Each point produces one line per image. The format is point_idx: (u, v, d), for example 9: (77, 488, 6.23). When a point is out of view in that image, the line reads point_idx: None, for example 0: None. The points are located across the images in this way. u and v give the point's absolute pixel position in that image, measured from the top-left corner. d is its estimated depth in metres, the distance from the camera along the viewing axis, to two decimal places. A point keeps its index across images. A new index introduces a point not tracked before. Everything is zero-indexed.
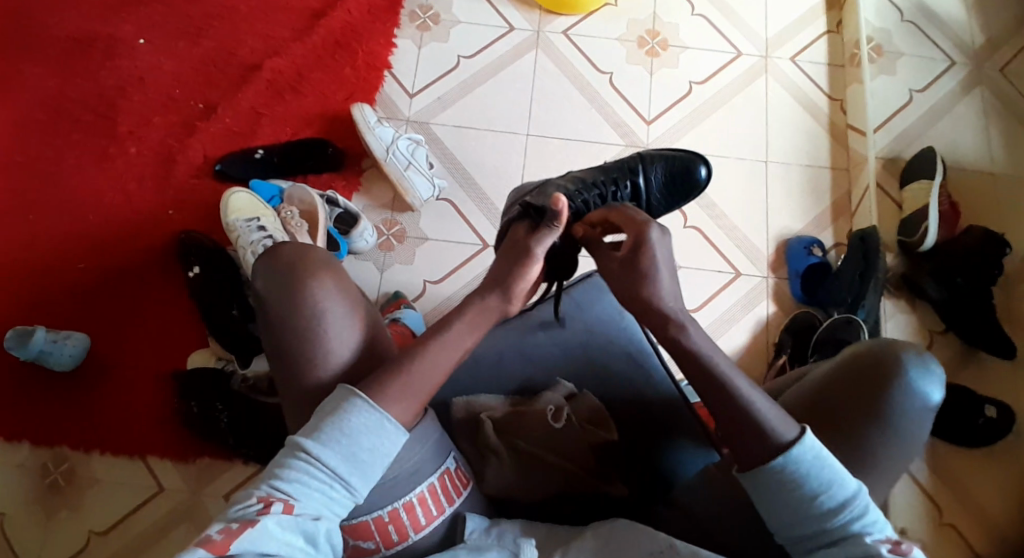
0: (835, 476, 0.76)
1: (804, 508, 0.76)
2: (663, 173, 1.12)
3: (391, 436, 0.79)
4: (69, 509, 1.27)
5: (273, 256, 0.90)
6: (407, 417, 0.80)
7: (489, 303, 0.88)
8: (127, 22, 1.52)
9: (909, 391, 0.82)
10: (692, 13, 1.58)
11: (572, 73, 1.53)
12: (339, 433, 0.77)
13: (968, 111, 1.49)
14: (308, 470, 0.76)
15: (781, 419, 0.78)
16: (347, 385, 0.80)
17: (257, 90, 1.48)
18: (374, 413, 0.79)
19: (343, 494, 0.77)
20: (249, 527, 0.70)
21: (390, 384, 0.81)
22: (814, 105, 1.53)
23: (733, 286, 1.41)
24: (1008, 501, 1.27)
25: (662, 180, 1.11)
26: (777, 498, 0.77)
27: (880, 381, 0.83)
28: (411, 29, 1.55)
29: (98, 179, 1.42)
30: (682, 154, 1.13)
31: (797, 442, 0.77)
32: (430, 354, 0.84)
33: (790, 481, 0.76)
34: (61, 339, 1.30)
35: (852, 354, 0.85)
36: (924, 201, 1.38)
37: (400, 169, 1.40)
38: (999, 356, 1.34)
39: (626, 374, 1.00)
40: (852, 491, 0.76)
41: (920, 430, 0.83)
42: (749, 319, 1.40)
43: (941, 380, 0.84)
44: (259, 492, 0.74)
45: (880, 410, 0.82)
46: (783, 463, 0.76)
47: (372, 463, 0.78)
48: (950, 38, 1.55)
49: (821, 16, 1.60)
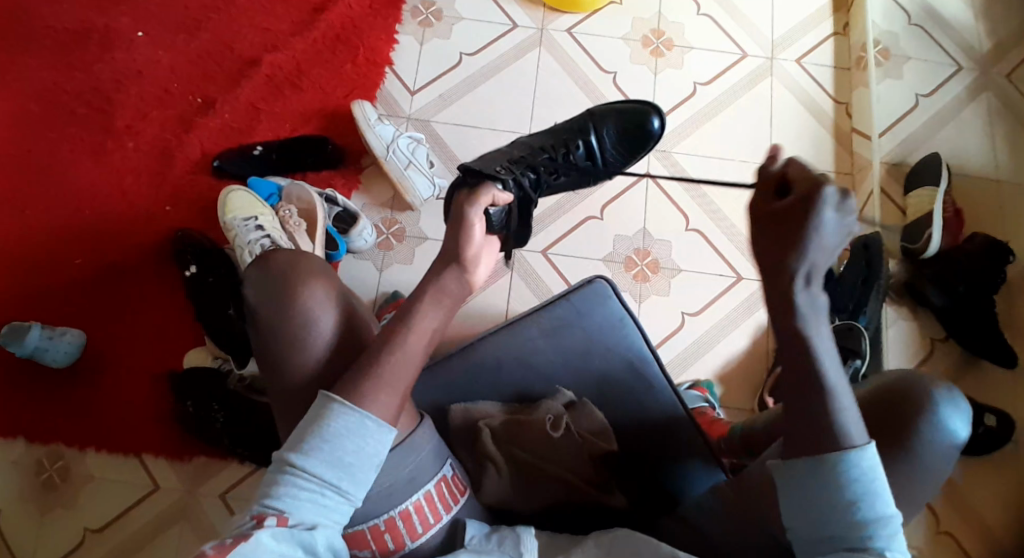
0: (881, 492, 0.75)
1: (836, 513, 0.75)
2: (607, 123, 1.13)
3: (374, 434, 0.78)
4: (64, 507, 1.26)
5: (266, 261, 0.88)
6: (389, 412, 0.79)
7: (442, 279, 0.87)
8: (125, 14, 1.50)
9: (940, 425, 0.82)
10: (698, 13, 1.57)
11: (575, 72, 1.52)
12: (321, 440, 0.76)
13: (974, 116, 1.47)
14: (296, 483, 0.75)
15: (857, 423, 0.76)
16: (322, 391, 0.79)
17: (256, 85, 1.47)
18: (352, 414, 0.77)
19: (339, 500, 0.76)
20: (242, 541, 0.69)
21: (371, 385, 0.79)
22: (818, 107, 1.52)
23: (734, 291, 1.40)
24: (1007, 510, 1.27)
25: (606, 130, 1.13)
26: (799, 501, 0.77)
27: (908, 415, 0.83)
28: (412, 25, 1.53)
29: (94, 173, 1.41)
30: (629, 104, 1.15)
31: (857, 449, 0.75)
32: (404, 346, 0.82)
33: (840, 481, 0.75)
34: (56, 336, 1.29)
35: (879, 388, 0.86)
36: (928, 208, 1.36)
37: (399, 168, 1.39)
38: (1001, 365, 1.33)
39: (626, 384, 0.99)
40: (887, 514, 0.75)
41: (944, 466, 0.83)
42: (750, 323, 1.39)
43: (969, 419, 0.84)
44: (254, 511, 0.74)
45: (904, 440, 0.82)
46: (840, 461, 0.75)
47: (359, 465, 0.77)
48: (956, 42, 1.52)
49: (828, 18, 1.58)
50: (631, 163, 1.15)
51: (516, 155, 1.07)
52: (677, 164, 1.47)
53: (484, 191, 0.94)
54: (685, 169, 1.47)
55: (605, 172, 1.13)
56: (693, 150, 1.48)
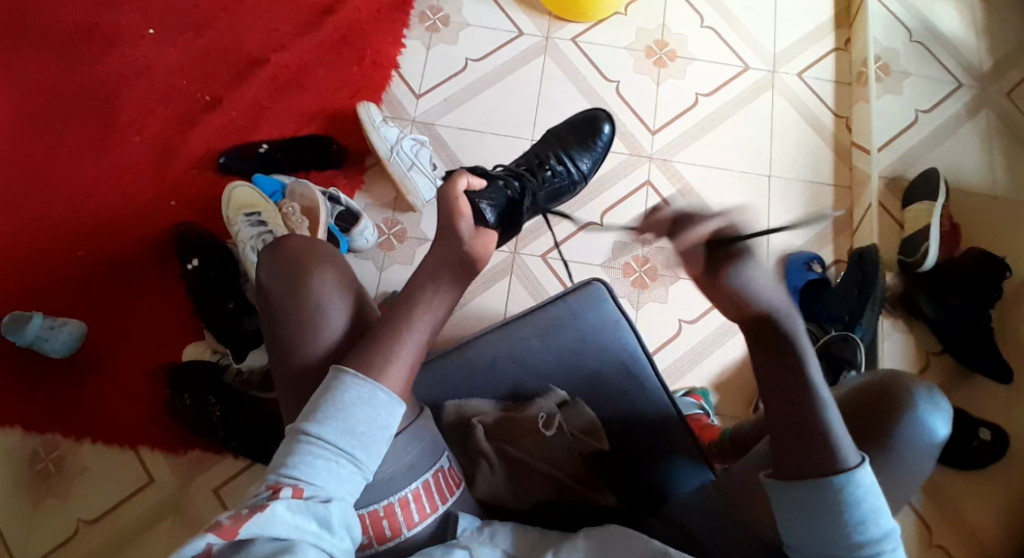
0: (879, 513, 0.75)
1: (840, 534, 0.74)
2: (573, 131, 1.37)
3: (386, 405, 0.78)
4: (59, 497, 1.27)
5: (278, 250, 0.88)
6: (400, 388, 0.80)
7: (440, 264, 0.86)
8: (136, 11, 1.52)
9: (922, 425, 0.83)
10: (701, 25, 1.59)
11: (578, 80, 1.53)
12: (334, 410, 0.76)
13: (971, 133, 1.49)
14: (311, 451, 0.75)
15: (849, 444, 0.76)
16: (334, 365, 0.80)
17: (263, 84, 1.48)
18: (364, 384, 0.78)
19: (351, 469, 0.75)
20: (258, 511, 0.68)
21: (380, 359, 0.80)
22: (818, 120, 1.54)
23: (701, 322, 1.40)
24: (1001, 526, 1.28)
25: (573, 144, 1.37)
26: (815, 519, 0.75)
27: (888, 413, 0.84)
28: (419, 30, 1.55)
29: (100, 167, 1.42)
30: (583, 114, 1.40)
31: (856, 468, 0.75)
32: (408, 324, 0.83)
33: (839, 504, 0.74)
34: (56, 326, 1.29)
35: (857, 387, 0.87)
36: (926, 221, 1.38)
37: (403, 170, 1.40)
38: (995, 379, 1.34)
39: (619, 386, 1.00)
40: (886, 532, 0.75)
41: (923, 463, 0.84)
42: (716, 357, 1.38)
43: (948, 416, 0.85)
44: (268, 481, 0.73)
45: (881, 436, 0.83)
46: (846, 481, 0.75)
47: (372, 434, 0.77)
48: (957, 60, 1.55)
49: (830, 33, 1.60)
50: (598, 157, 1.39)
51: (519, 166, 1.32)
52: (677, 174, 1.49)
53: (458, 177, 0.90)
54: (685, 179, 1.48)
55: (582, 179, 1.37)
56: (691, 161, 1.49)
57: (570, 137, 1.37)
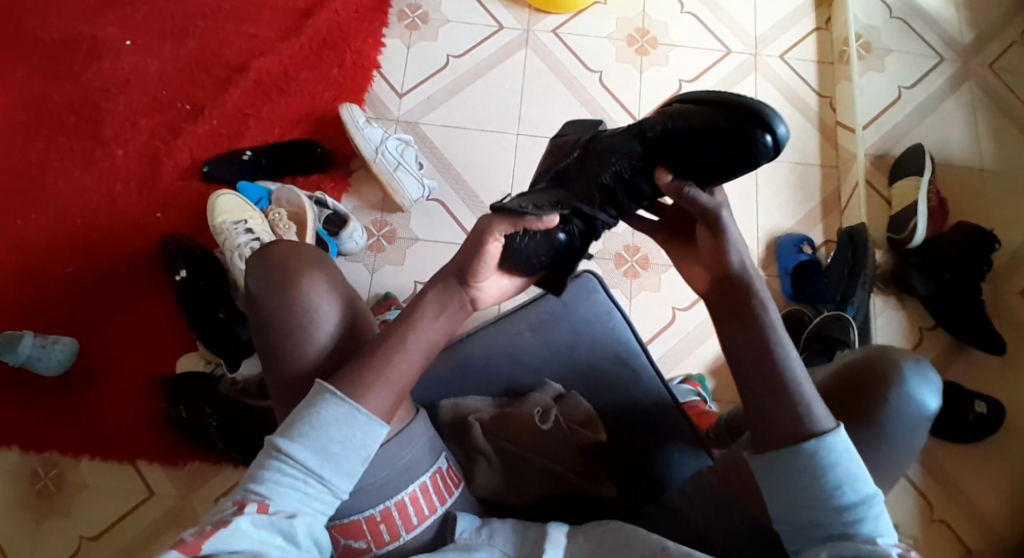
0: (857, 474, 0.75)
1: (816, 501, 0.75)
2: (713, 146, 0.75)
3: (363, 426, 0.76)
4: (59, 515, 1.27)
5: (266, 256, 0.88)
6: (383, 411, 0.78)
7: (450, 286, 0.83)
8: (112, 23, 1.51)
9: (911, 398, 0.83)
10: (682, 11, 1.58)
11: (560, 72, 1.53)
12: (308, 428, 0.75)
13: (956, 107, 1.50)
14: (281, 469, 0.74)
15: (821, 408, 0.77)
16: (318, 380, 0.78)
17: (244, 90, 1.47)
18: (341, 405, 0.76)
19: (319, 490, 0.75)
20: (219, 528, 0.68)
21: (369, 380, 0.78)
22: (803, 101, 1.53)
23: (678, 323, 1.40)
24: (1001, 497, 1.28)
25: (675, 152, 0.78)
26: (791, 490, 0.76)
27: (878, 391, 0.84)
28: (398, 28, 1.54)
29: (83, 182, 1.41)
30: (740, 98, 0.75)
31: (830, 433, 0.75)
32: (404, 349, 0.80)
33: (814, 470, 0.75)
34: (49, 344, 1.29)
35: (847, 364, 0.87)
36: (914, 197, 1.38)
37: (388, 170, 1.39)
38: (989, 352, 1.35)
39: (614, 375, 1.01)
40: (865, 496, 0.75)
41: (914, 439, 0.85)
42: (698, 354, 1.38)
43: (936, 388, 0.85)
44: (236, 496, 0.73)
45: (873, 415, 0.83)
46: (817, 446, 0.75)
47: (345, 456, 0.76)
48: (938, 35, 1.55)
49: (810, 13, 1.60)
50: (729, 171, 0.76)
51: (596, 179, 0.83)
52: None
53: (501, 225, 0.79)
54: None
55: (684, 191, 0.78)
56: None
57: (695, 150, 0.76)
